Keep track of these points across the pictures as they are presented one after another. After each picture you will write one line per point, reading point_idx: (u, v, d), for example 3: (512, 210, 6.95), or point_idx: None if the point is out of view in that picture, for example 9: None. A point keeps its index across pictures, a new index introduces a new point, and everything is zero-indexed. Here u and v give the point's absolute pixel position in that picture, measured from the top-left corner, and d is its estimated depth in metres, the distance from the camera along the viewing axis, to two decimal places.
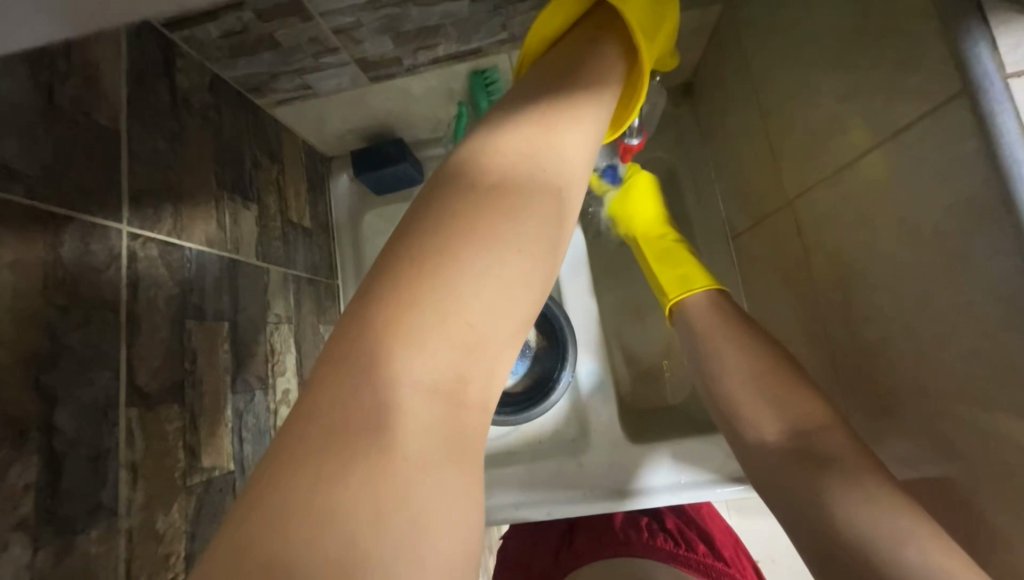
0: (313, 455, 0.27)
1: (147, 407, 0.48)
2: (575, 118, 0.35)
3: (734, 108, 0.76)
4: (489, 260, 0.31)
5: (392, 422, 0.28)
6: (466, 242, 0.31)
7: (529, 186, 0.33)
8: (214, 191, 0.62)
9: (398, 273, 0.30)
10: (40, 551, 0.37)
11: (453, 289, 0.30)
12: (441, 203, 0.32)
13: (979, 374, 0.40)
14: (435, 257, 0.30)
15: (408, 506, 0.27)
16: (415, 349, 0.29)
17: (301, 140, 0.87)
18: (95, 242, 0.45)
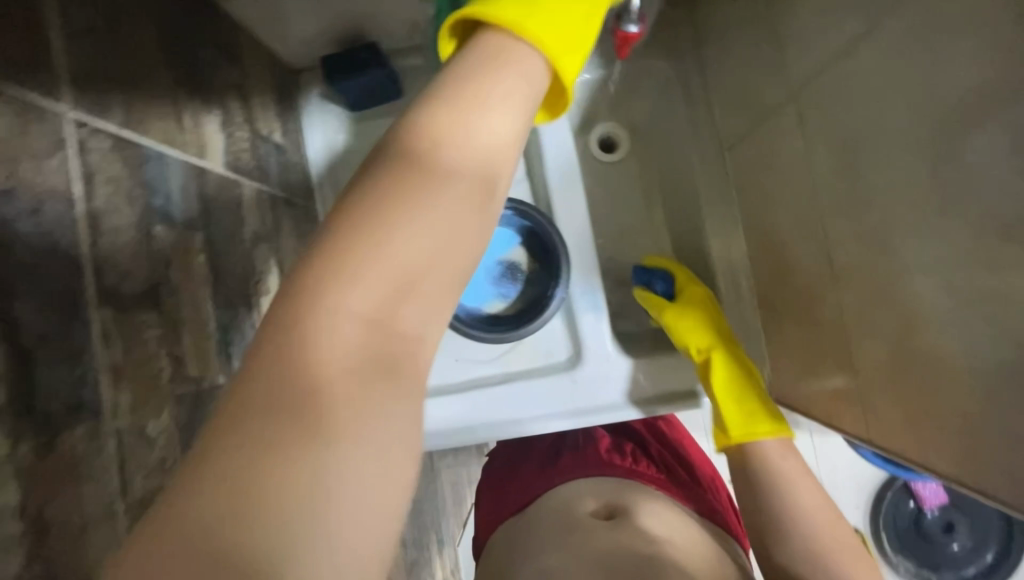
0: (250, 415, 0.26)
1: (121, 310, 0.45)
2: (510, 69, 0.33)
3: (735, 0, 0.70)
4: (432, 227, 0.30)
5: (358, 397, 0.27)
6: (408, 205, 0.29)
7: (463, 155, 0.31)
8: (168, 88, 0.56)
9: (330, 233, 0.29)
10: (22, 444, 0.35)
11: (388, 249, 0.28)
12: (381, 169, 0.30)
13: (991, 239, 0.40)
14: (370, 215, 0.29)
15: (341, 478, 0.26)
16: (338, 308, 0.28)
17: (262, 45, 0.79)
18: (35, 124, 0.40)
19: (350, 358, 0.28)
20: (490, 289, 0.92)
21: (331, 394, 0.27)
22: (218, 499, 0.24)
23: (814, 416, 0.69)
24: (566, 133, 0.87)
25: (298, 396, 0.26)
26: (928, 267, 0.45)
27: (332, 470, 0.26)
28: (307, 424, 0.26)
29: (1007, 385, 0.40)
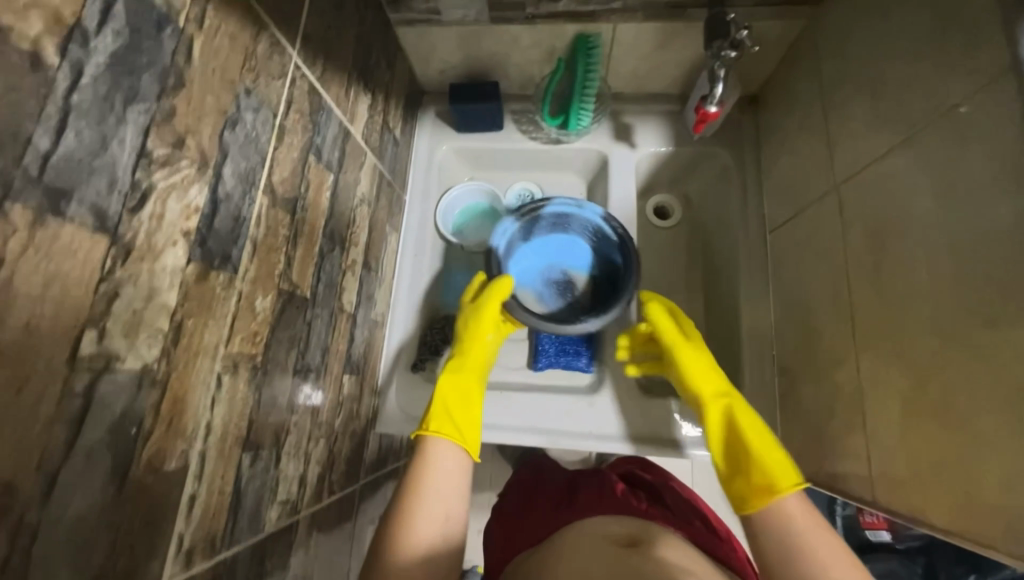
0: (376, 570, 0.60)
1: (273, 203, 0.55)
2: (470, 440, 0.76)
3: (795, 113, 0.85)
4: (447, 476, 0.70)
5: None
6: (427, 479, 0.68)
7: (453, 475, 0.70)
8: (347, 69, 0.72)
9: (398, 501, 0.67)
10: (191, 264, 0.44)
11: (430, 493, 0.67)
12: (406, 486, 0.68)
13: (981, 312, 0.46)
14: (408, 487, 0.68)
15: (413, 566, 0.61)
16: (405, 527, 0.64)
17: (408, 66, 0.98)
18: (277, 54, 0.54)
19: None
20: (537, 279, 0.97)
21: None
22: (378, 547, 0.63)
23: (826, 487, 0.71)
24: (629, 191, 0.99)
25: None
26: (932, 332, 0.52)
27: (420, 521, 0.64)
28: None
29: (997, 444, 0.44)
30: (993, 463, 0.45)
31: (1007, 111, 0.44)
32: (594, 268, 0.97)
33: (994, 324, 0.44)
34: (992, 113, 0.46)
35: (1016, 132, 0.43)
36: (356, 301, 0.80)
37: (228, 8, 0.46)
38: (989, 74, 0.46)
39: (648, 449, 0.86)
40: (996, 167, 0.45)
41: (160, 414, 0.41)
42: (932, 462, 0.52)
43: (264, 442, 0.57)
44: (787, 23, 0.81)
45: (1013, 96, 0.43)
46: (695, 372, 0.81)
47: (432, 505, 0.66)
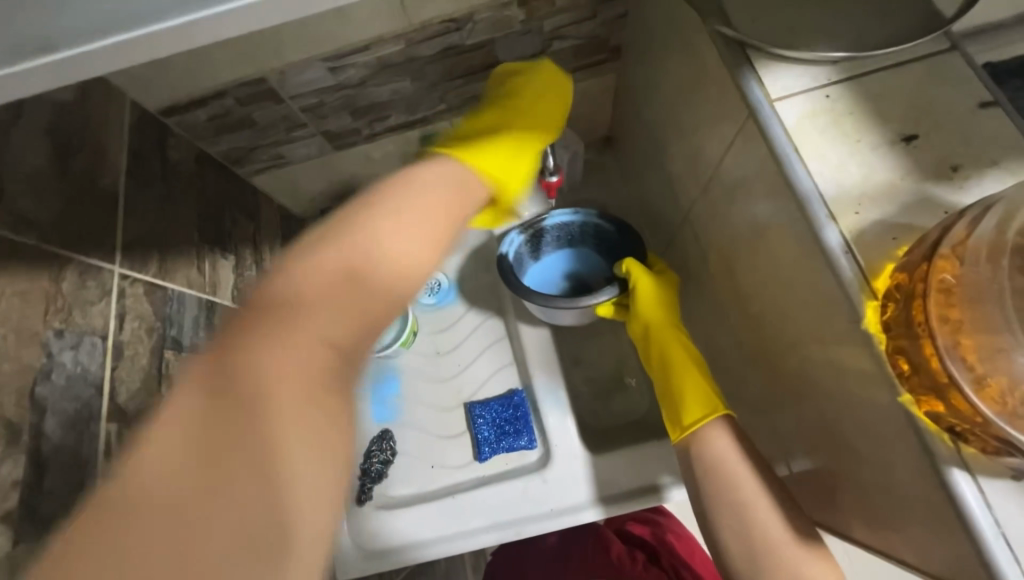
0: (182, 519, 0.30)
1: (124, 424, 0.53)
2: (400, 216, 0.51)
3: (639, 150, 0.90)
4: (322, 326, 0.41)
5: (297, 396, 0.36)
6: (278, 337, 0.39)
7: (332, 371, 0.39)
8: (196, 244, 0.72)
9: (264, 326, 0.39)
10: (20, 545, 0.41)
11: (303, 319, 0.40)
12: (270, 319, 0.40)
13: (810, 331, 0.48)
14: (253, 349, 0.38)
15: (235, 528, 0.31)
16: (265, 428, 0.34)
17: (278, 204, 0.99)
18: (91, 279, 0.53)
19: (287, 372, 0.37)
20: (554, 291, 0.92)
21: (241, 452, 0.32)
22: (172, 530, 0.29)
23: None
24: None
25: (247, 369, 0.36)
26: (789, 351, 0.54)
27: (269, 424, 0.34)
28: (263, 399, 0.35)
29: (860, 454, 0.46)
30: (865, 472, 0.46)
31: (760, 149, 0.48)
32: (604, 266, 0.92)
33: (817, 342, 0.47)
34: (754, 152, 0.49)
35: (771, 168, 0.47)
36: None
37: (11, 270, 0.45)
38: (738, 119, 0.51)
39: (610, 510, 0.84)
40: (771, 197, 0.48)
41: None
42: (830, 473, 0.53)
43: None
44: (599, 78, 0.88)
45: (757, 138, 0.47)
46: (648, 312, 0.78)
47: (307, 322, 0.40)
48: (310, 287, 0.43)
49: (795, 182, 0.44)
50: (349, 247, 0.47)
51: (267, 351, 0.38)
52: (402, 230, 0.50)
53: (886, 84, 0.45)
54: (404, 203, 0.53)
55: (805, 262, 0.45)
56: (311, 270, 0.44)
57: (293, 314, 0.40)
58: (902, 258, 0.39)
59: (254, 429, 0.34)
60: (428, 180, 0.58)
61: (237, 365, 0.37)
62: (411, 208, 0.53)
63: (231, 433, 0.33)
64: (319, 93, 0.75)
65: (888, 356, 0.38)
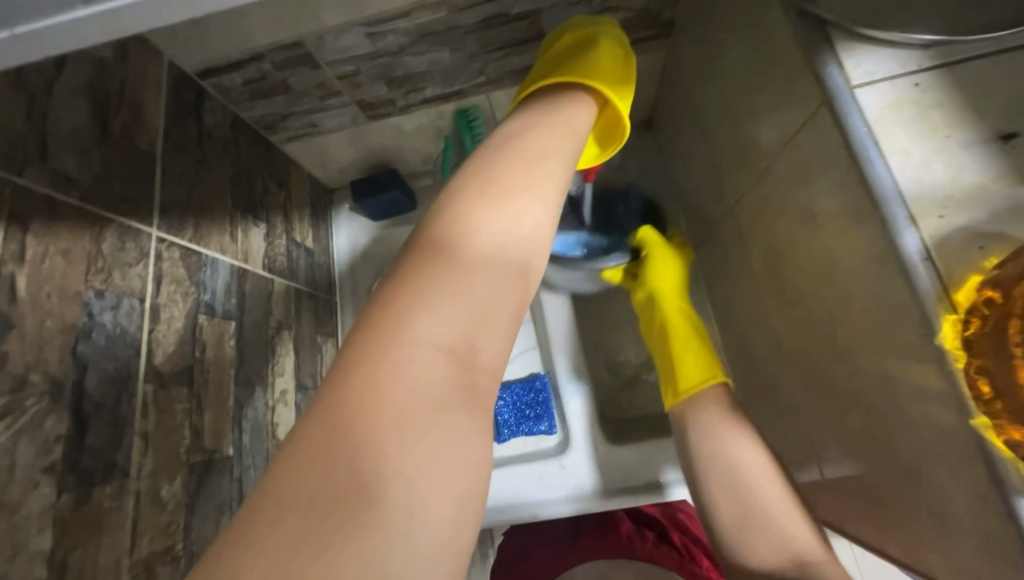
0: (328, 498, 0.28)
1: (160, 385, 0.54)
2: (531, 167, 0.43)
3: (682, 134, 0.86)
4: (455, 291, 0.36)
5: (432, 420, 0.32)
6: (415, 305, 0.35)
7: (477, 349, 0.36)
8: (229, 210, 0.72)
9: (404, 287, 0.36)
10: (63, 496, 0.42)
11: (450, 285, 0.36)
12: (422, 280, 0.36)
13: (866, 341, 0.45)
14: (384, 320, 0.35)
15: (404, 512, 0.29)
16: (398, 398, 0.32)
17: (307, 173, 0.98)
18: (130, 240, 0.53)
19: (417, 394, 0.32)
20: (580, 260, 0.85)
21: (380, 482, 0.29)
22: (323, 509, 0.28)
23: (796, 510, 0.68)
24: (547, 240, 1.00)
25: (379, 385, 0.32)
26: (834, 358, 0.51)
27: (403, 403, 0.32)
28: (428, 424, 0.32)
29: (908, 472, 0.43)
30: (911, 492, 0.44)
31: (832, 140, 0.44)
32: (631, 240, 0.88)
33: (875, 352, 0.44)
34: (823, 144, 0.46)
35: (843, 161, 0.43)
36: None
37: (54, 227, 0.46)
38: (809, 105, 0.47)
39: (630, 500, 0.82)
40: (839, 194, 0.45)
41: None
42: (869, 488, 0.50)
43: None
44: (645, 56, 0.83)
45: (830, 129, 0.44)
46: (653, 272, 0.81)
47: (460, 289, 0.36)
48: (455, 275, 0.36)
49: (874, 178, 0.40)
50: (476, 226, 0.39)
51: (400, 365, 0.33)
52: (540, 208, 0.42)
53: (985, 75, 0.40)
54: (542, 170, 0.43)
55: (874, 269, 0.42)
56: (439, 256, 0.37)
57: (421, 315, 0.35)
58: (990, 270, 0.35)
59: (400, 404, 0.32)
60: (552, 129, 0.47)
61: (369, 377, 0.32)
62: (544, 176, 0.43)
63: (364, 460, 0.30)
64: (356, 60, 0.73)
65: (966, 377, 0.35)
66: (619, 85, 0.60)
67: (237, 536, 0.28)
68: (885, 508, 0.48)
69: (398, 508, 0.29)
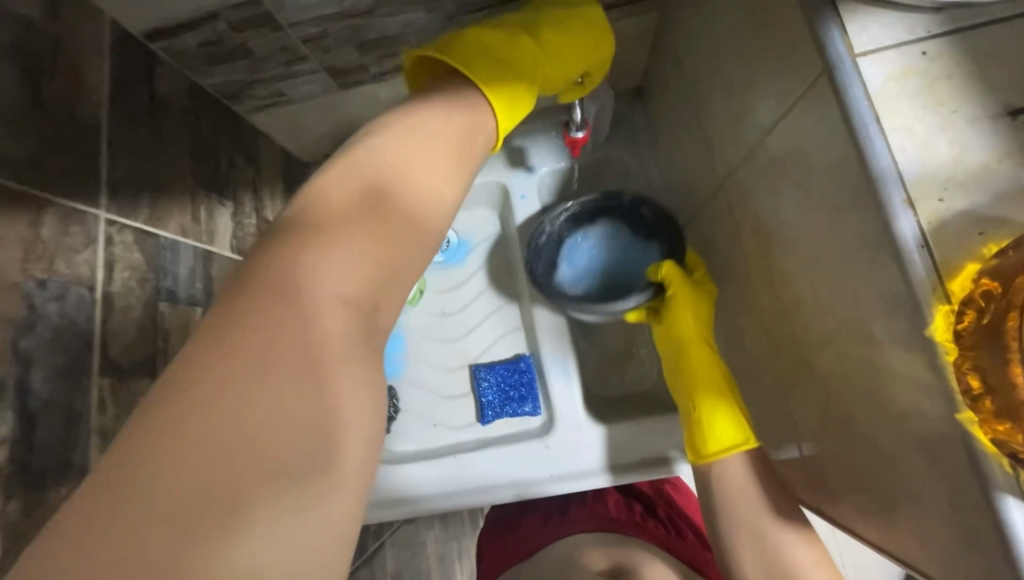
0: (180, 484, 0.27)
1: (118, 378, 0.51)
2: (410, 143, 0.44)
3: (674, 106, 0.82)
4: (326, 263, 0.36)
5: (295, 390, 0.31)
6: (278, 281, 0.34)
7: (348, 317, 0.35)
8: (190, 188, 0.67)
9: (267, 264, 0.35)
10: (11, 500, 0.40)
11: (320, 258, 0.36)
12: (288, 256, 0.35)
13: (855, 329, 0.44)
14: (241, 300, 0.33)
15: (267, 484, 0.29)
16: (254, 374, 0.30)
17: (278, 146, 0.93)
18: (74, 224, 0.49)
19: (278, 366, 0.31)
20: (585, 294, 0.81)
21: (236, 458, 0.29)
22: (175, 497, 0.27)
23: None
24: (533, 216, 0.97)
25: (235, 361, 0.31)
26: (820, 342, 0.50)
27: (259, 377, 0.30)
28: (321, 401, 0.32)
29: (889, 458, 0.43)
30: (892, 479, 0.43)
31: (832, 115, 0.41)
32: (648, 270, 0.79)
33: (862, 340, 0.43)
34: (822, 118, 0.43)
35: (842, 137, 0.40)
36: None
37: None
38: (810, 73, 0.43)
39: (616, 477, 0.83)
40: (837, 172, 0.42)
41: None
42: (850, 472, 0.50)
43: None
44: (637, 19, 0.78)
45: (831, 101, 0.41)
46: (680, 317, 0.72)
47: (331, 261, 0.36)
48: (326, 249, 0.36)
49: (871, 156, 0.37)
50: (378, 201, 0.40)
51: (287, 343, 0.32)
52: (414, 179, 0.43)
53: (1000, 42, 0.37)
54: (420, 147, 0.44)
55: (866, 253, 0.40)
56: (314, 231, 0.37)
57: (295, 285, 0.34)
58: (989, 259, 0.33)
59: (251, 379, 0.30)
60: (449, 118, 0.48)
61: (221, 357, 0.31)
62: (422, 150, 0.44)
63: (222, 439, 0.29)
64: (323, 20, 0.66)
65: (955, 373, 0.34)
66: (516, 91, 0.57)
67: (85, 541, 0.26)
68: (865, 493, 0.48)
69: (288, 487, 0.30)
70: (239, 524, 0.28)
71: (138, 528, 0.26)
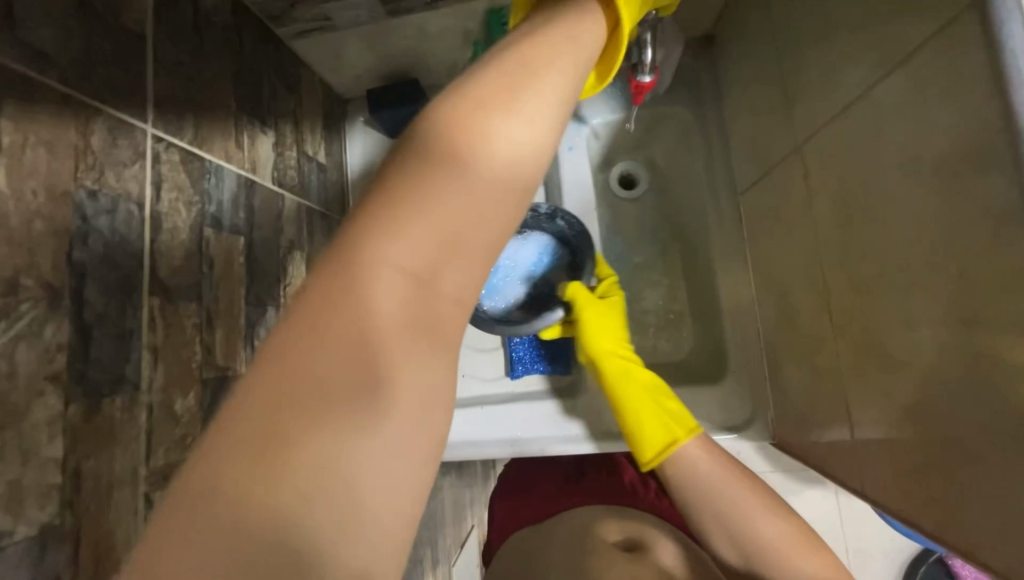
0: (233, 470, 0.24)
1: (167, 299, 0.51)
2: (548, 47, 0.30)
3: (750, 55, 0.74)
4: (425, 218, 0.27)
5: (376, 384, 0.26)
6: (368, 233, 0.27)
7: (441, 298, 0.28)
8: (234, 113, 0.65)
9: (361, 205, 0.28)
10: (71, 407, 0.41)
11: (415, 211, 0.27)
12: (379, 202, 0.27)
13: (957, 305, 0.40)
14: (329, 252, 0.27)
15: (334, 494, 0.24)
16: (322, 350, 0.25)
17: (318, 79, 0.88)
18: (122, 137, 0.48)
19: (357, 353, 0.25)
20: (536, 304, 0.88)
21: (301, 455, 0.24)
22: (230, 486, 0.23)
23: (814, 464, 0.68)
24: (580, 170, 0.92)
25: (314, 331, 0.25)
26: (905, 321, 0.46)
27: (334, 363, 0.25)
28: (366, 365, 0.25)
29: (977, 448, 0.40)
30: (975, 470, 0.40)
31: (973, 60, 0.36)
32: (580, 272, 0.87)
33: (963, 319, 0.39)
34: (956, 64, 0.37)
35: (981, 86, 0.35)
36: None
37: (31, 113, 0.40)
38: (951, 7, 0.37)
39: None
40: (967, 127, 0.37)
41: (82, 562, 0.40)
42: (916, 458, 0.47)
43: None
44: None
45: (977, 40, 0.35)
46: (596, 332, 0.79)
47: (426, 218, 0.27)
48: (423, 203, 0.27)
49: (1019, 106, 0.33)
50: (431, 142, 0.28)
51: (327, 303, 0.26)
52: (546, 104, 0.29)
53: None
54: (555, 51, 0.30)
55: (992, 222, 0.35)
56: (412, 172, 0.27)
57: (386, 249, 0.26)
58: None
59: (332, 360, 0.25)
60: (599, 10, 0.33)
61: (300, 322, 0.26)
62: (560, 60, 0.30)
63: (290, 427, 0.24)
64: None
65: None
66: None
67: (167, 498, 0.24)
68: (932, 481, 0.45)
69: (328, 455, 0.24)
70: (296, 526, 0.23)
71: (205, 500, 0.23)
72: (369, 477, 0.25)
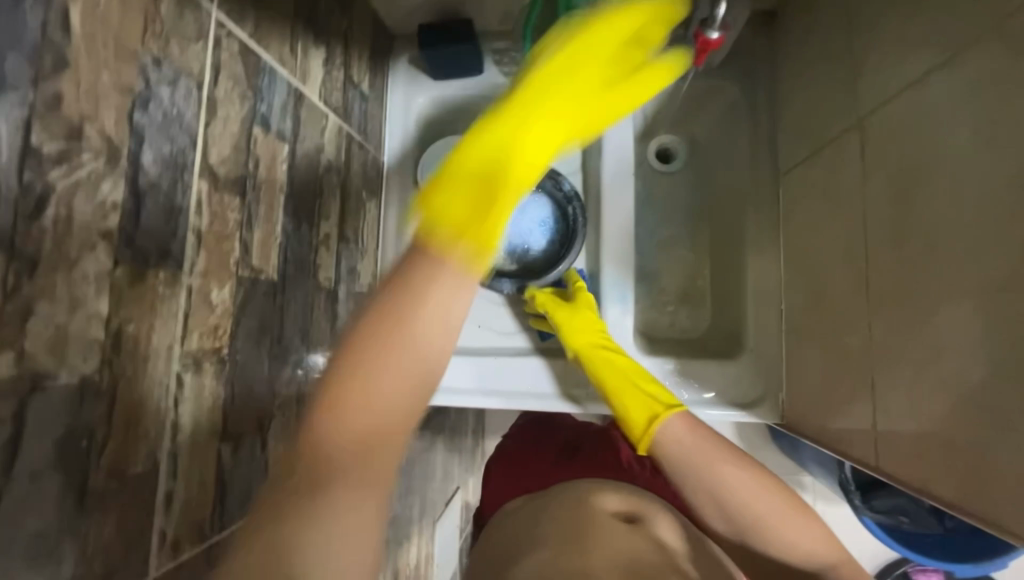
0: (291, 482, 0.36)
1: (214, 187, 0.50)
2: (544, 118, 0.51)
3: (819, 29, 0.72)
4: (410, 341, 0.37)
5: (377, 444, 0.37)
6: (358, 350, 0.37)
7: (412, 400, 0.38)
8: (292, 18, 0.63)
9: (355, 324, 0.38)
10: (119, 268, 0.40)
11: (391, 349, 0.37)
12: (362, 331, 0.37)
13: None
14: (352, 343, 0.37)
15: (341, 522, 0.35)
16: (341, 420, 0.36)
17: (371, 6, 0.87)
18: (189, 10, 0.46)
19: (369, 411, 0.37)
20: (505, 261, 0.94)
21: (349, 454, 0.36)
22: (292, 510, 0.35)
23: (825, 444, 0.69)
24: (622, 134, 0.91)
25: (338, 411, 0.37)
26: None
27: (352, 420, 0.37)
28: (366, 457, 0.37)
29: None
30: None
31: None
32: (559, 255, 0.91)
33: None
34: None
35: None
36: (335, 274, 0.77)
37: None
38: None
39: None
40: None
41: (115, 421, 0.40)
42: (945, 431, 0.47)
43: (247, 430, 0.57)
44: None
45: None
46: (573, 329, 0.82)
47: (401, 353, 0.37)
48: (402, 341, 0.37)
49: None
50: (415, 283, 0.38)
51: (340, 390, 0.37)
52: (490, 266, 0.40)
53: None
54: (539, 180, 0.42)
55: None
56: (393, 297, 0.38)
57: (371, 377, 0.37)
58: None
59: (343, 437, 0.37)
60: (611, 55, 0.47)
61: (333, 401, 0.37)
62: None
63: (330, 454, 0.36)
64: None
65: None
66: None
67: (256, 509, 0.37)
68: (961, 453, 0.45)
69: (358, 482, 0.36)
70: (308, 531, 0.34)
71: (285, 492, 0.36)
72: (392, 452, 0.38)
